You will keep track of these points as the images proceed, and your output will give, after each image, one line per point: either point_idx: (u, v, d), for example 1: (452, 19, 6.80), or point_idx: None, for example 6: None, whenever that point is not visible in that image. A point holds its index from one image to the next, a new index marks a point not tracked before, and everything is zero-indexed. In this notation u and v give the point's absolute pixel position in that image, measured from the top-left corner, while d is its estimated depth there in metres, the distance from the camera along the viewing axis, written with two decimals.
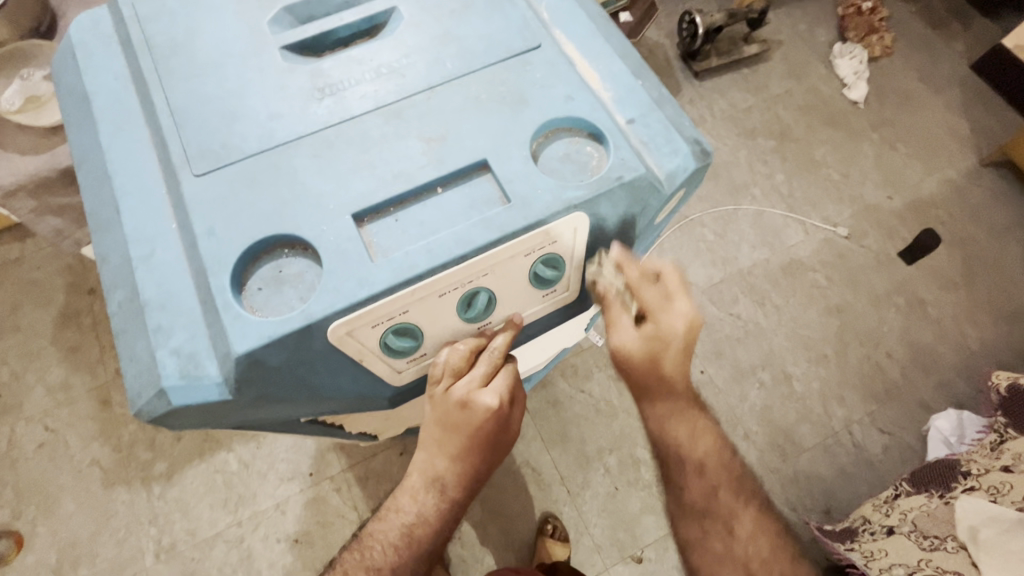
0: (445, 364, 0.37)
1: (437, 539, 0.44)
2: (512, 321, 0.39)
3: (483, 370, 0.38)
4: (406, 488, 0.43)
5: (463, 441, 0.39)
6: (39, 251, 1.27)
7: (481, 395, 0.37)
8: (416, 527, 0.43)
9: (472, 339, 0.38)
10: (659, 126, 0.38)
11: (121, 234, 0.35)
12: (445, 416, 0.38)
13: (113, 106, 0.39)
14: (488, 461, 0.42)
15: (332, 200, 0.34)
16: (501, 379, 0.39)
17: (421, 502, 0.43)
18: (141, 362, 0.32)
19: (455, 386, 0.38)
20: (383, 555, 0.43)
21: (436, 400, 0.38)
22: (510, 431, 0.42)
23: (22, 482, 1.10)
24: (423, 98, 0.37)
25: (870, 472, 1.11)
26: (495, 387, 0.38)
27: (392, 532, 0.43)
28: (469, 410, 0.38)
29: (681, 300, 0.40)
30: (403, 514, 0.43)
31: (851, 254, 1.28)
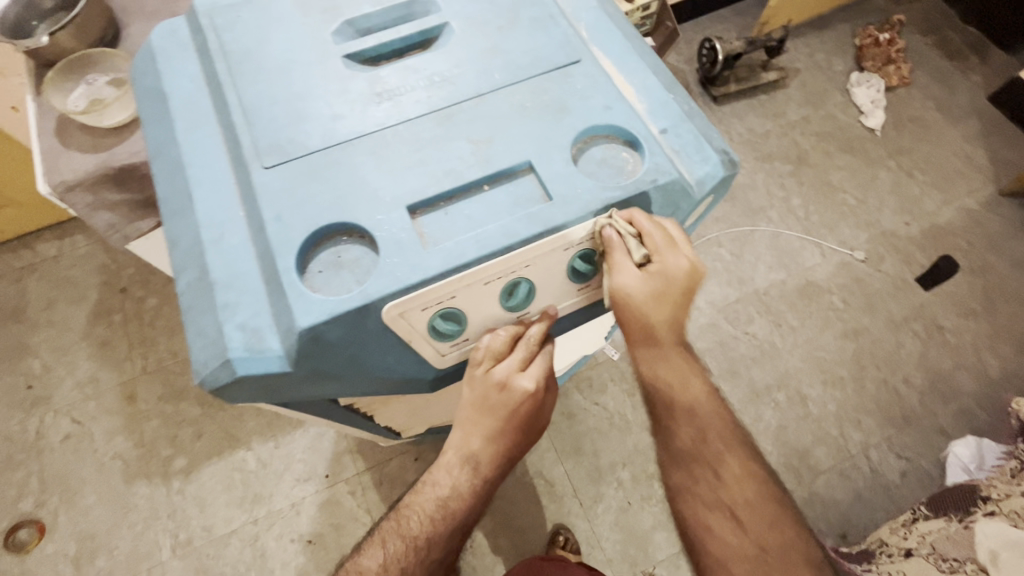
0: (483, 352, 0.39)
1: (470, 511, 0.45)
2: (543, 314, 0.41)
3: (520, 354, 0.40)
4: (442, 463, 0.44)
5: (499, 422, 0.41)
6: (76, 249, 1.33)
7: (519, 379, 0.39)
8: (452, 501, 0.44)
9: (512, 326, 0.40)
10: (691, 137, 0.40)
11: (192, 219, 0.38)
12: (483, 397, 0.40)
13: (188, 105, 0.42)
14: (520, 441, 0.44)
15: (389, 193, 0.37)
16: (537, 364, 0.40)
17: (455, 478, 0.44)
18: (208, 335, 0.35)
19: (495, 369, 0.40)
20: (419, 527, 0.45)
21: (476, 381, 0.40)
22: (541, 413, 0.44)
23: (47, 472, 1.13)
24: (473, 104, 0.40)
25: (887, 497, 1.10)
26: (532, 371, 0.40)
27: (429, 504, 0.45)
28: (507, 393, 0.40)
29: (683, 250, 0.38)
30: (438, 487, 0.44)
31: (868, 278, 1.29)
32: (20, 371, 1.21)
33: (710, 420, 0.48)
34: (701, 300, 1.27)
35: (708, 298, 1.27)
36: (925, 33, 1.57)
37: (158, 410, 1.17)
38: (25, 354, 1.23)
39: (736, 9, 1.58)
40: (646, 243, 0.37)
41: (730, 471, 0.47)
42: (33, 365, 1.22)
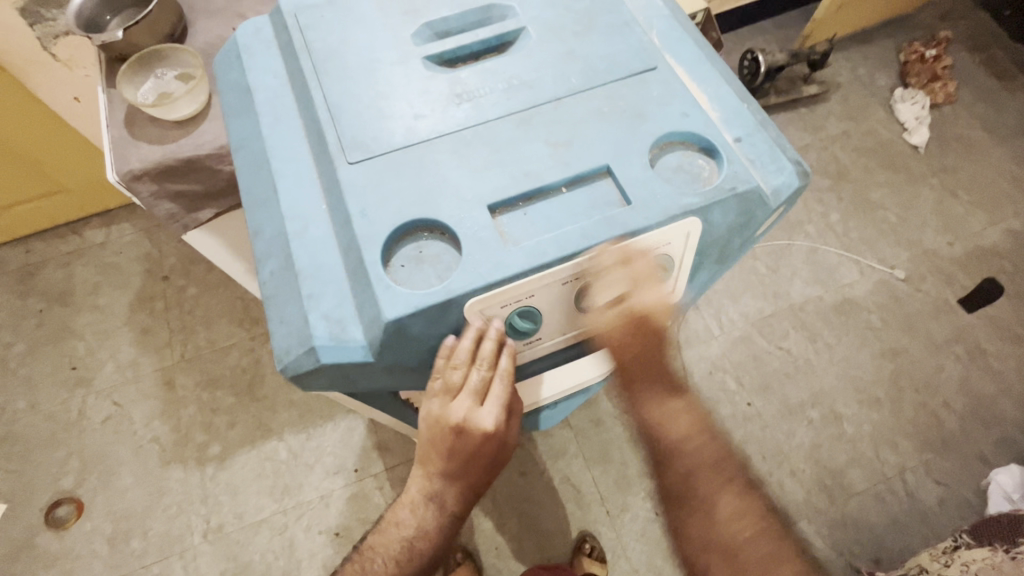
0: (443, 373, 0.38)
1: (436, 548, 0.48)
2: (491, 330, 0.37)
3: (475, 388, 0.38)
4: (405, 503, 0.47)
5: (457, 467, 0.42)
6: (122, 237, 1.37)
7: (476, 419, 0.38)
8: (417, 541, 0.47)
9: (467, 343, 0.37)
10: (765, 147, 0.40)
11: (277, 210, 0.40)
12: (442, 438, 0.40)
13: (273, 100, 0.44)
14: (483, 479, 0.44)
15: (471, 192, 0.37)
16: (496, 398, 0.38)
17: (419, 516, 0.47)
18: (292, 323, 0.36)
19: (452, 406, 0.38)
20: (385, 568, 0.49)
21: (433, 420, 0.39)
22: (509, 447, 0.43)
23: (86, 451, 1.16)
24: (550, 107, 0.41)
25: (923, 523, 1.07)
26: (491, 409, 0.38)
27: (394, 544, 0.49)
28: (467, 433, 0.38)
29: (658, 288, 0.39)
30: (404, 526, 0.47)
31: (907, 297, 1.26)
32: (65, 352, 1.25)
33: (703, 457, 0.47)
34: (734, 313, 1.26)
35: (742, 311, 1.26)
36: (972, 50, 1.54)
37: (194, 397, 1.20)
38: (71, 336, 1.26)
39: (778, 22, 1.57)
40: (607, 282, 0.38)
41: (725, 511, 0.45)
42: (77, 347, 1.25)
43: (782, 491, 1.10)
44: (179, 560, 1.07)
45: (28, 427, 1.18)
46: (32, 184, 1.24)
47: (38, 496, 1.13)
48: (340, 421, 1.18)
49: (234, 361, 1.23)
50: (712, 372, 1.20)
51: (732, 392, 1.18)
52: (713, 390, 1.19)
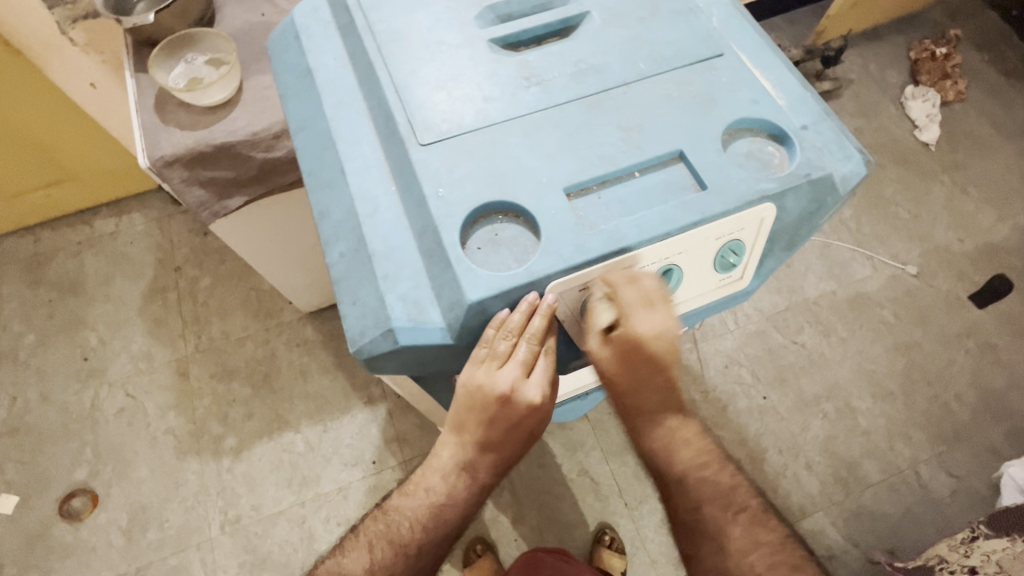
0: (490, 343, 0.36)
1: (462, 515, 0.49)
2: (538, 305, 0.35)
3: (522, 360, 0.36)
4: (435, 470, 0.48)
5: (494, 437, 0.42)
6: (132, 227, 1.35)
7: (525, 392, 0.37)
8: (445, 506, 0.48)
9: (520, 316, 0.35)
10: (833, 134, 0.40)
11: (345, 192, 0.39)
12: (483, 406, 0.38)
13: (335, 81, 0.43)
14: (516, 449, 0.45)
15: (546, 175, 0.37)
16: (541, 370, 0.38)
17: (449, 484, 0.48)
18: (367, 306, 0.36)
19: (498, 376, 0.37)
20: (411, 531, 0.49)
21: (476, 389, 0.38)
22: (542, 421, 0.44)
23: (101, 442, 1.15)
24: (620, 92, 0.40)
25: (937, 514, 1.09)
26: (537, 381, 0.38)
27: (420, 508, 0.49)
28: (511, 404, 0.38)
29: (661, 310, 0.37)
30: (433, 492, 0.48)
31: (919, 292, 1.27)
32: (76, 343, 1.23)
33: (714, 486, 0.47)
34: (749, 307, 1.26)
35: (757, 305, 1.26)
36: (981, 48, 1.55)
37: (209, 388, 1.19)
38: (82, 327, 1.25)
39: (790, 18, 1.57)
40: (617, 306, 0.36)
41: (741, 545, 0.45)
42: (89, 338, 1.24)
43: (798, 483, 1.11)
44: (197, 552, 1.07)
45: (39, 419, 1.17)
46: (43, 172, 1.22)
47: (51, 488, 1.11)
48: (356, 414, 1.17)
49: (249, 353, 1.22)
50: (728, 366, 1.21)
51: (748, 385, 1.19)
52: (730, 383, 1.19)
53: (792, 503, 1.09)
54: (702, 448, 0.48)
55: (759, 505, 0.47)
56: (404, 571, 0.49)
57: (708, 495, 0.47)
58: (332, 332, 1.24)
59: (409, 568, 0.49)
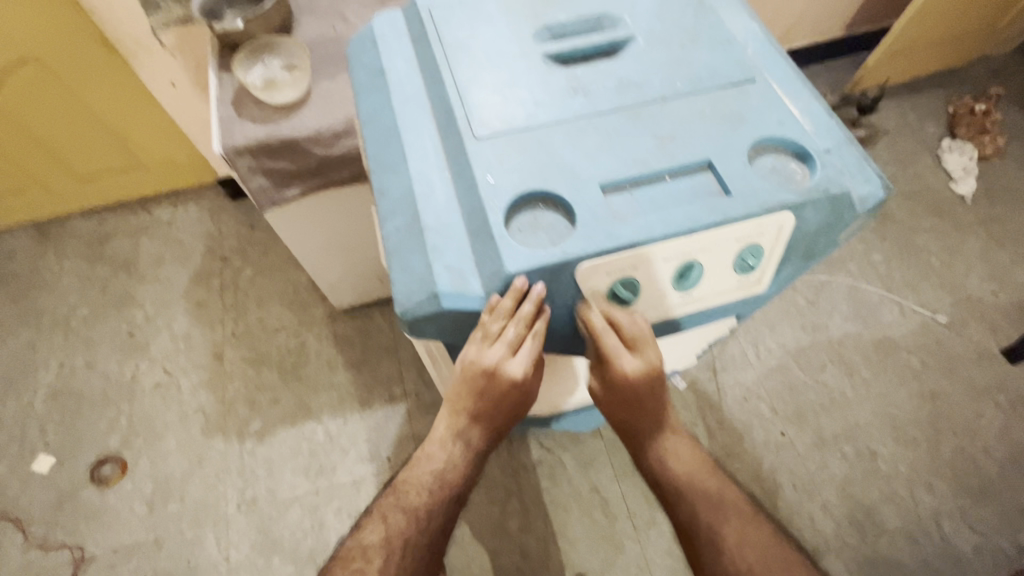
0: (484, 324, 0.40)
1: (463, 476, 0.57)
2: (532, 291, 0.38)
3: (510, 340, 0.40)
4: (434, 441, 0.56)
5: (485, 407, 0.49)
6: (188, 216, 1.44)
7: (507, 368, 0.41)
8: (446, 472, 0.56)
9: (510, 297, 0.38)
10: (852, 158, 0.43)
11: (404, 174, 0.44)
12: (475, 376, 0.43)
13: (405, 81, 0.49)
14: (508, 417, 0.51)
15: (584, 170, 0.41)
16: (526, 351, 0.41)
17: (448, 451, 0.55)
18: (415, 272, 0.41)
19: (488, 352, 0.41)
20: (419, 497, 0.57)
21: (469, 362, 0.43)
22: (527, 395, 0.48)
23: (136, 413, 1.21)
24: (657, 106, 0.45)
25: (958, 570, 1.05)
26: (521, 359, 0.41)
27: (425, 476, 0.57)
28: (497, 377, 0.42)
29: (647, 351, 0.42)
30: (434, 461, 0.56)
31: (949, 342, 1.26)
32: (124, 318, 1.31)
33: (706, 492, 0.54)
34: (772, 342, 1.27)
35: (779, 340, 1.27)
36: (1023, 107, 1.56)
37: (241, 372, 1.25)
38: (131, 304, 1.33)
39: (829, 66, 1.61)
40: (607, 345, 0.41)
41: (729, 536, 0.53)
42: (136, 314, 1.32)
43: (812, 523, 1.09)
44: (212, 528, 1.10)
45: (83, 386, 1.24)
46: (118, 158, 1.33)
47: (85, 452, 1.17)
48: (377, 409, 1.21)
49: (282, 342, 1.28)
50: (746, 397, 1.21)
51: (766, 418, 1.18)
52: (747, 415, 1.19)
53: (805, 542, 1.07)
54: (692, 459, 0.55)
55: (745, 505, 0.55)
56: (416, 532, 0.57)
57: (702, 500, 0.54)
58: (361, 329, 1.29)
59: (421, 529, 0.57)
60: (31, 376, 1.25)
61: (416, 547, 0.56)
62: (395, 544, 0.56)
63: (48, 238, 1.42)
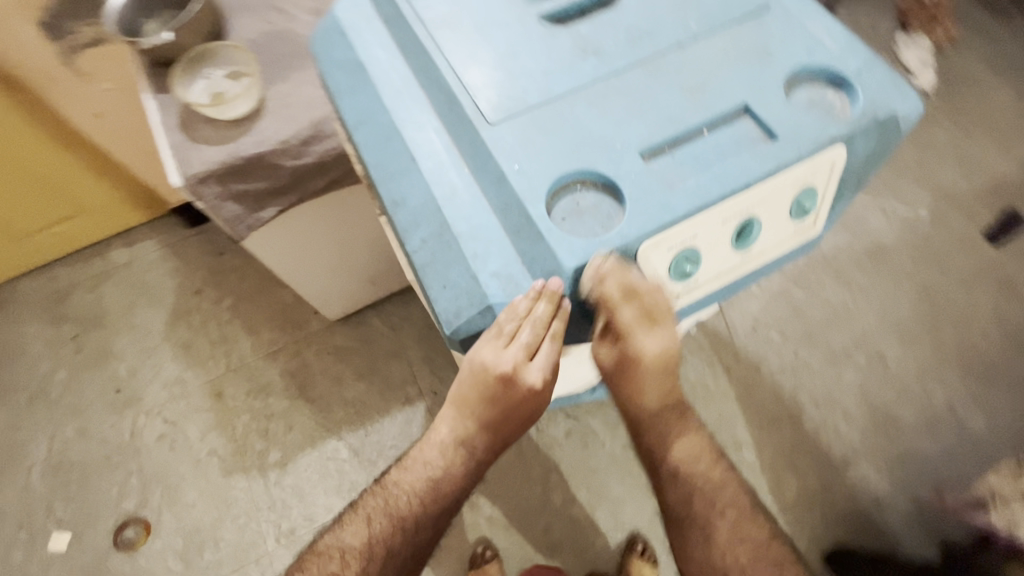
0: (499, 323, 0.36)
1: (457, 489, 0.56)
2: (548, 289, 0.35)
3: (526, 344, 0.37)
4: (434, 445, 0.55)
5: (488, 415, 0.49)
6: (148, 254, 1.34)
7: (525, 374, 0.38)
8: (442, 481, 0.55)
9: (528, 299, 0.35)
10: (889, 74, 0.41)
11: (418, 179, 0.40)
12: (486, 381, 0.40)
13: (391, 73, 0.44)
14: (511, 430, 0.51)
15: (618, 140, 0.38)
16: (545, 355, 0.38)
17: (447, 457, 0.55)
18: (459, 286, 0.37)
19: (502, 356, 0.38)
20: (409, 505, 0.56)
21: (480, 365, 0.39)
22: (538, 407, 0.47)
23: (145, 470, 1.15)
24: (676, 53, 0.41)
25: (976, 449, 1.11)
26: (539, 364, 0.38)
27: (418, 482, 0.56)
28: (511, 383, 0.39)
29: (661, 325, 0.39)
30: (431, 466, 0.56)
31: (935, 236, 1.29)
32: (108, 375, 1.23)
33: (706, 479, 0.56)
34: None
35: None
36: None
37: (246, 406, 1.19)
38: (111, 358, 1.25)
39: None
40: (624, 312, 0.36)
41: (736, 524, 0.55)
42: (119, 369, 1.24)
43: (838, 434, 1.13)
44: (256, 567, 1.07)
45: (81, 453, 1.17)
46: (53, 206, 1.21)
47: (103, 521, 1.12)
48: (396, 415, 1.18)
49: (281, 367, 1.22)
50: (756, 328, 1.22)
51: (778, 344, 1.20)
52: (760, 345, 1.20)
53: (835, 454, 1.11)
54: (695, 446, 0.57)
55: (744, 501, 0.57)
56: (401, 540, 0.56)
57: (702, 489, 0.56)
58: (360, 337, 1.24)
59: (406, 537, 0.56)
60: (21, 455, 1.17)
61: (397, 554, 0.57)
62: (376, 551, 0.56)
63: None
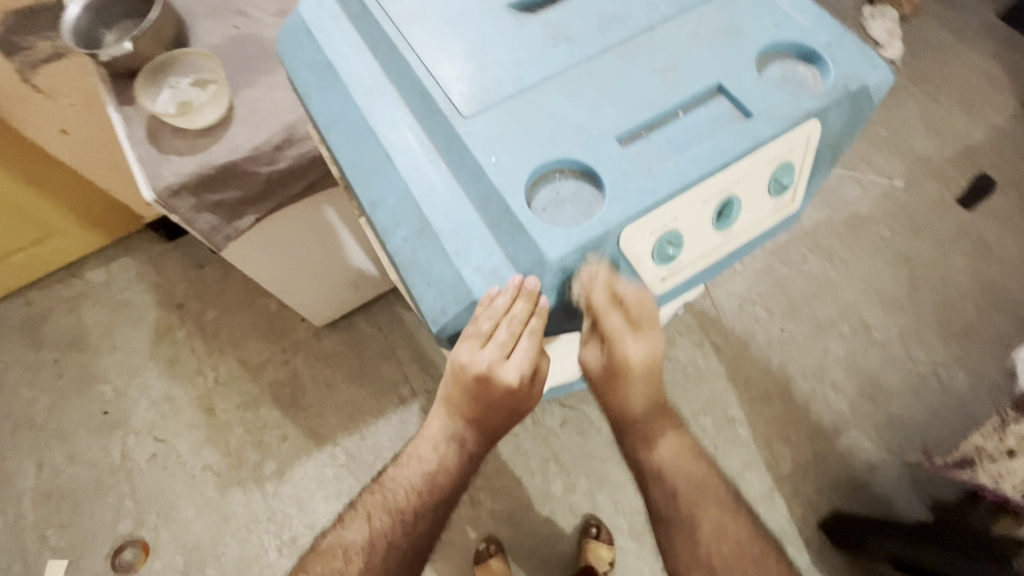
0: (476, 322, 0.36)
1: (454, 483, 0.56)
2: (524, 286, 0.35)
3: (503, 341, 0.37)
4: (426, 442, 0.55)
5: (477, 412, 0.48)
6: (125, 272, 1.31)
7: (502, 371, 0.38)
8: (437, 475, 0.55)
9: (506, 293, 0.35)
10: (858, 45, 0.41)
11: (395, 178, 0.39)
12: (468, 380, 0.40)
13: (360, 71, 0.43)
14: (499, 425, 0.50)
15: (594, 127, 0.37)
16: (523, 352, 0.38)
17: (440, 453, 0.54)
18: (443, 283, 0.37)
19: (480, 354, 0.38)
20: (407, 498, 0.57)
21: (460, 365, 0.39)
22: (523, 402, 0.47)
23: (139, 491, 1.13)
24: (648, 36, 0.41)
25: (961, 409, 1.13)
26: (517, 361, 0.38)
27: (415, 476, 0.56)
28: (490, 381, 0.39)
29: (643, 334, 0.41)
30: (426, 462, 0.55)
31: (910, 204, 1.31)
32: (93, 397, 1.21)
33: (691, 480, 0.57)
34: None
35: None
36: None
37: (238, 418, 1.18)
38: (95, 380, 1.22)
39: None
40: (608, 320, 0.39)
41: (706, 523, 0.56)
42: (104, 390, 1.21)
43: (828, 405, 1.15)
44: None
45: (72, 479, 1.14)
46: (23, 229, 1.18)
47: (100, 545, 1.10)
48: (391, 416, 1.17)
49: (271, 376, 1.21)
50: (743, 305, 1.23)
51: (764, 320, 1.21)
52: (747, 322, 1.21)
53: (826, 424, 1.13)
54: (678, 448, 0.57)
55: (729, 498, 0.58)
56: (401, 532, 0.57)
57: (684, 488, 0.57)
58: (350, 341, 1.23)
59: (406, 531, 0.57)
60: (10, 485, 1.14)
61: (398, 547, 0.58)
62: (376, 545, 0.58)
63: None
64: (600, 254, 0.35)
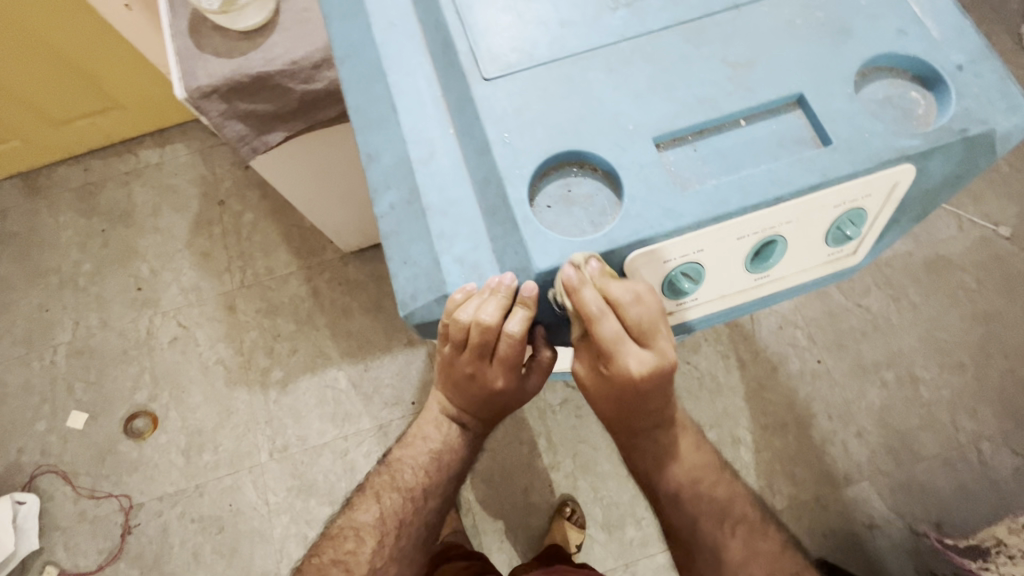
0: (445, 329, 0.33)
1: (461, 459, 0.54)
2: (511, 294, 0.30)
3: (478, 347, 0.34)
4: (429, 421, 0.53)
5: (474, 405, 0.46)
6: (177, 157, 1.34)
7: (486, 374, 0.36)
8: (444, 452, 0.53)
9: (470, 296, 0.31)
10: (999, 76, 0.31)
11: (397, 133, 0.35)
12: (458, 378, 0.39)
13: (389, 2, 0.38)
14: (496, 410, 0.48)
15: (631, 121, 0.31)
16: (504, 360, 0.35)
17: (444, 432, 0.52)
18: (420, 265, 0.33)
19: (462, 357, 0.36)
20: (415, 477, 0.54)
21: (448, 361, 0.38)
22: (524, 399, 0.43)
23: (157, 368, 1.20)
24: (728, 16, 0.33)
25: (995, 491, 1.03)
26: (500, 365, 0.36)
27: (422, 456, 0.54)
28: (476, 381, 0.38)
29: (654, 344, 0.31)
30: (430, 442, 0.53)
31: (1010, 257, 1.14)
32: (130, 273, 1.27)
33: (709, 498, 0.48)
34: None
35: None
36: None
37: (255, 322, 1.22)
38: (134, 257, 1.28)
39: None
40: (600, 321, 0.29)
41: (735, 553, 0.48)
42: (141, 268, 1.27)
43: (846, 451, 1.07)
44: (248, 475, 1.13)
45: (101, 343, 1.23)
46: (86, 96, 1.22)
47: (116, 408, 1.19)
48: (397, 354, 1.18)
49: (293, 290, 1.23)
50: (783, 326, 1.13)
51: (802, 348, 1.12)
52: (783, 346, 1.12)
53: (838, 470, 1.05)
54: (695, 460, 0.48)
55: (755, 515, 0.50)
56: (413, 512, 0.54)
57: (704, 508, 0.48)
58: (372, 272, 1.23)
59: (417, 511, 0.55)
60: (49, 336, 1.23)
61: (411, 527, 0.54)
62: (389, 525, 0.54)
63: (36, 192, 1.34)
64: (590, 253, 0.29)
